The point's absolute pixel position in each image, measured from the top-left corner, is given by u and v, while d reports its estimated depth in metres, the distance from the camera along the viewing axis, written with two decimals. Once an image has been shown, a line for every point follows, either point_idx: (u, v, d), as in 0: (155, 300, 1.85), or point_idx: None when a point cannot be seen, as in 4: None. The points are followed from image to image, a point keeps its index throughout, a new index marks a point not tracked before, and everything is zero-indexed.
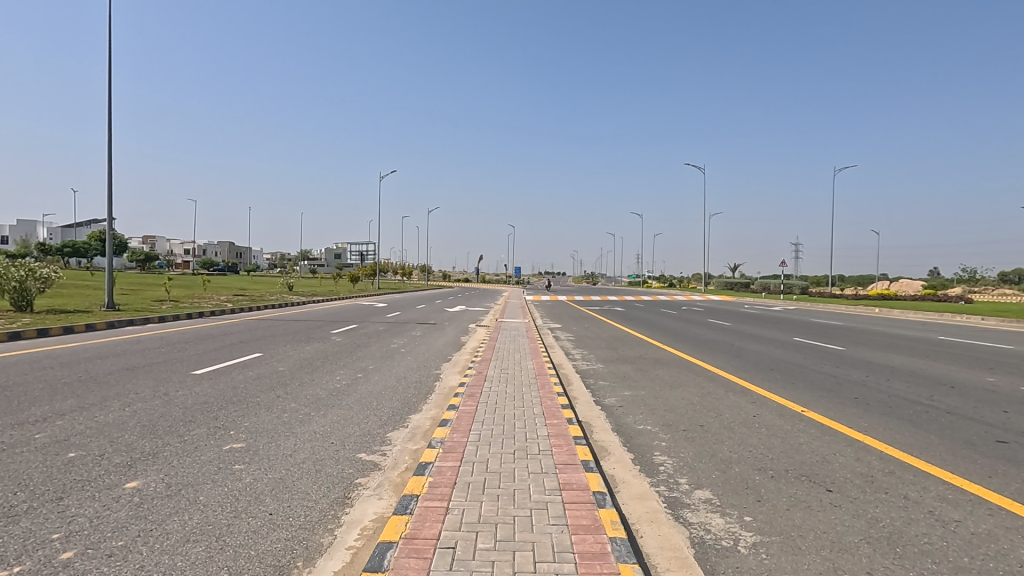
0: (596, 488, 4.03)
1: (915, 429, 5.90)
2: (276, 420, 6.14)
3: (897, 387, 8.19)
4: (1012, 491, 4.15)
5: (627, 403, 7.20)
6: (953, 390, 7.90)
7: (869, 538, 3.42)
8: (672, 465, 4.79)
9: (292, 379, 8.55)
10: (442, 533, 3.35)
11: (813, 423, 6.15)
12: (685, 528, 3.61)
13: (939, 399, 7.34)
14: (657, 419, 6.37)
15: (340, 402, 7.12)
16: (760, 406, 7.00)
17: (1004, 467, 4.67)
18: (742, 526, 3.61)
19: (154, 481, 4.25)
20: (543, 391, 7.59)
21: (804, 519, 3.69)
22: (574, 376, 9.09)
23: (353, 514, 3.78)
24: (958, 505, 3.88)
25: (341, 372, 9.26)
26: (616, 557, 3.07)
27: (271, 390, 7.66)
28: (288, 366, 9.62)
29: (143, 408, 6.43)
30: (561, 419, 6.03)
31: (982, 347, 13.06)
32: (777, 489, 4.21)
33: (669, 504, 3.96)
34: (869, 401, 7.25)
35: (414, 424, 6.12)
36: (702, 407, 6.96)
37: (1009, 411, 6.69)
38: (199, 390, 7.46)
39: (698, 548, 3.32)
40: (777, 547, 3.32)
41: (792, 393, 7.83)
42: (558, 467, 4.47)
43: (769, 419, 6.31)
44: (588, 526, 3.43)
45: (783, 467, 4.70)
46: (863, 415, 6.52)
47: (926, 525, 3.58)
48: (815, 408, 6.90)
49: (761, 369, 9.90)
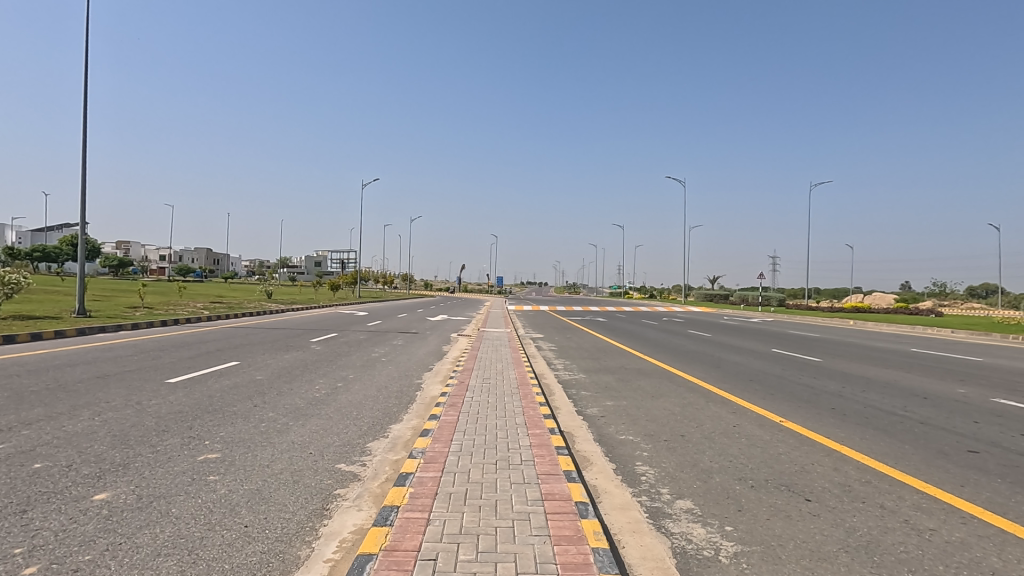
0: (579, 499, 4.01)
1: (891, 439, 6.01)
2: (253, 430, 6.02)
3: (870, 397, 8.39)
4: (984, 499, 4.24)
5: (609, 413, 7.25)
6: (926, 401, 8.09)
7: (847, 547, 3.46)
8: (654, 475, 4.81)
9: (270, 388, 8.40)
10: (422, 544, 3.30)
11: (790, 432, 6.25)
12: (667, 537, 3.61)
13: (912, 409, 7.51)
14: (638, 429, 6.40)
15: (320, 412, 7.01)
16: (739, 416, 7.08)
17: (975, 476, 4.78)
18: (723, 536, 3.62)
19: (124, 492, 4.12)
20: (525, 400, 7.60)
21: (784, 528, 3.72)
22: (556, 387, 9.11)
23: (331, 525, 3.71)
24: (932, 513, 3.96)
25: (321, 381, 9.14)
26: (598, 568, 3.06)
27: (249, 400, 7.50)
28: (267, 375, 9.46)
29: (113, 418, 6.21)
30: (544, 429, 6.02)
31: (952, 359, 13.53)
32: (757, 499, 4.25)
33: (651, 514, 3.96)
34: (846, 412, 7.35)
35: (395, 434, 6.06)
36: (683, 417, 7.00)
37: (979, 421, 6.86)
38: (173, 399, 7.27)
39: (680, 559, 3.31)
40: (758, 557, 3.33)
41: (770, 403, 7.92)
42: (540, 478, 4.44)
43: (749, 429, 6.39)
44: (569, 537, 3.40)
45: (763, 477, 4.74)
46: (840, 425, 6.62)
47: (902, 534, 3.63)
48: (793, 417, 7.00)
49: (740, 379, 10.02)
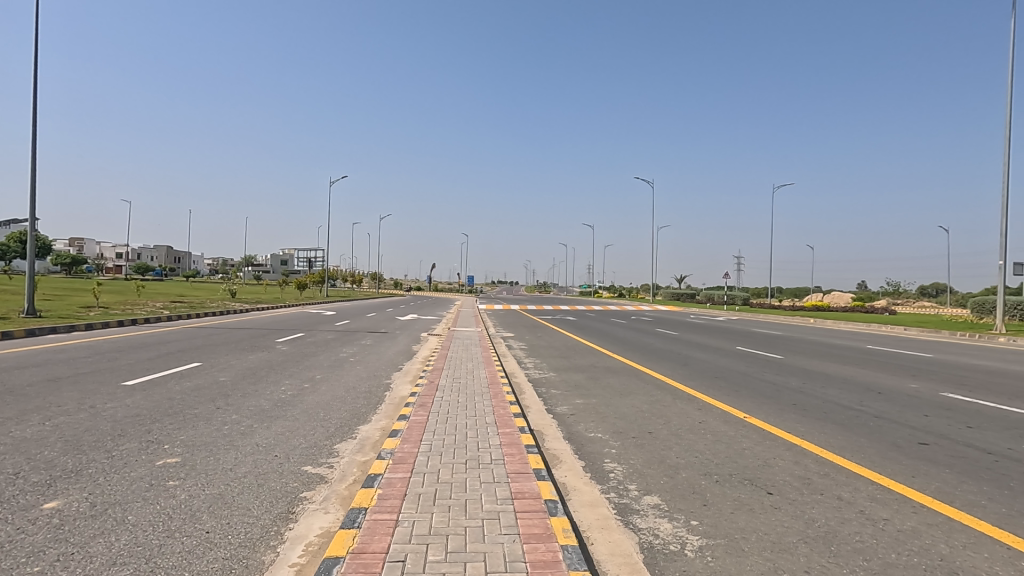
0: (548, 497, 4.04)
1: (849, 432, 6.23)
2: (215, 433, 5.84)
3: (829, 393, 8.67)
4: (933, 489, 4.44)
5: (579, 411, 7.30)
6: (881, 396, 8.42)
7: (806, 538, 3.58)
8: (622, 471, 4.87)
9: (233, 389, 8.16)
10: (391, 546, 3.27)
11: (754, 428, 6.42)
12: (634, 533, 3.66)
13: (868, 404, 7.80)
14: (607, 426, 6.47)
15: (286, 413, 6.86)
16: (705, 412, 7.23)
17: (925, 467, 5.00)
18: (688, 530, 3.69)
19: (77, 500, 3.95)
20: (495, 399, 7.59)
21: (747, 521, 3.82)
22: (526, 386, 9.12)
23: (297, 529, 3.64)
24: (886, 504, 4.12)
25: (287, 382, 8.92)
26: (567, 565, 3.08)
27: (211, 402, 7.28)
28: (230, 376, 9.19)
29: (65, 423, 5.95)
30: (514, 428, 6.03)
31: (905, 355, 14.11)
32: (721, 493, 4.35)
33: (619, 510, 4.02)
34: (807, 407, 7.59)
35: (363, 435, 5.97)
36: (651, 414, 7.10)
37: (929, 414, 7.17)
38: (131, 402, 7.00)
39: (647, 554, 3.37)
40: (722, 550, 3.41)
41: (735, 400, 8.12)
42: (510, 476, 4.45)
43: (714, 425, 6.53)
44: (539, 535, 3.42)
45: (727, 472, 4.85)
46: (800, 420, 6.83)
47: (858, 524, 3.77)
48: (756, 413, 7.19)
49: (706, 377, 10.24)
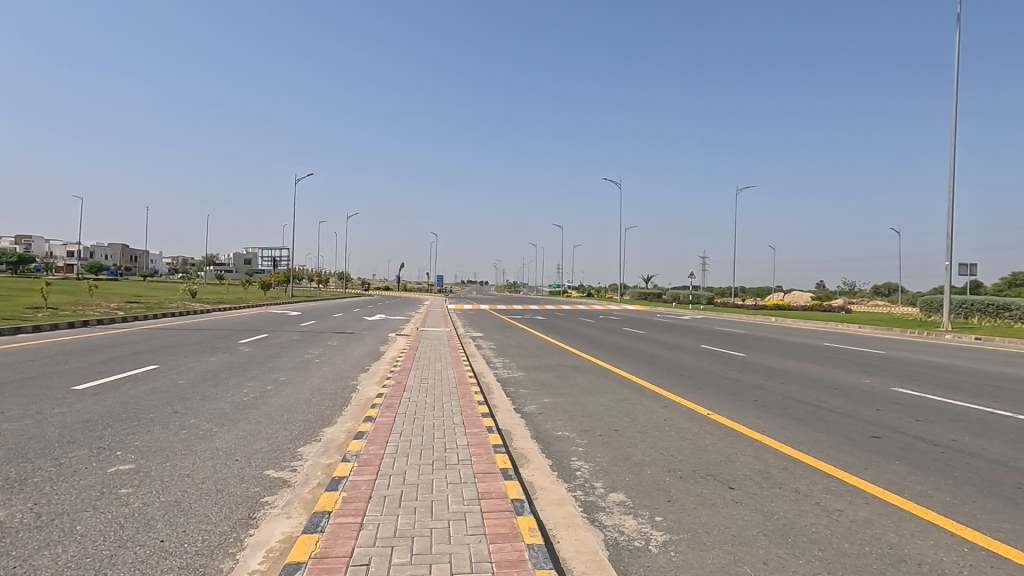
0: (515, 496, 4.04)
1: (806, 427, 6.44)
2: (173, 438, 5.65)
3: (789, 389, 8.94)
4: (884, 480, 4.63)
5: (547, 410, 7.33)
6: (837, 391, 8.73)
7: (765, 530, 3.67)
8: (588, 469, 4.91)
9: (192, 393, 7.90)
10: (355, 549, 3.22)
11: (716, 424, 6.57)
12: (600, 530, 3.70)
13: (825, 399, 8.08)
14: (575, 425, 6.52)
15: (247, 416, 6.67)
16: (670, 410, 7.36)
17: (877, 460, 5.20)
18: (652, 526, 3.75)
19: (21, 511, 3.76)
20: (463, 400, 7.55)
21: (709, 515, 3.91)
22: (495, 385, 9.10)
23: (258, 535, 3.55)
24: (840, 495, 4.28)
25: (250, 385, 8.68)
26: (533, 564, 3.09)
27: (168, 406, 7.03)
28: (189, 379, 8.90)
29: (9, 430, 5.66)
30: (481, 428, 6.01)
31: (860, 352, 14.67)
32: (685, 489, 4.43)
33: (585, 508, 4.05)
34: (767, 404, 7.81)
35: (328, 438, 5.86)
36: (618, 412, 7.19)
37: (882, 409, 7.47)
38: (81, 407, 6.70)
39: (612, 550, 3.40)
40: (684, 544, 3.48)
41: (699, 397, 8.30)
42: (477, 476, 4.44)
43: (679, 422, 6.66)
44: (505, 534, 3.42)
45: (691, 468, 4.95)
46: (761, 416, 7.02)
47: (814, 516, 3.90)
48: (719, 410, 7.36)
49: (671, 375, 10.43)
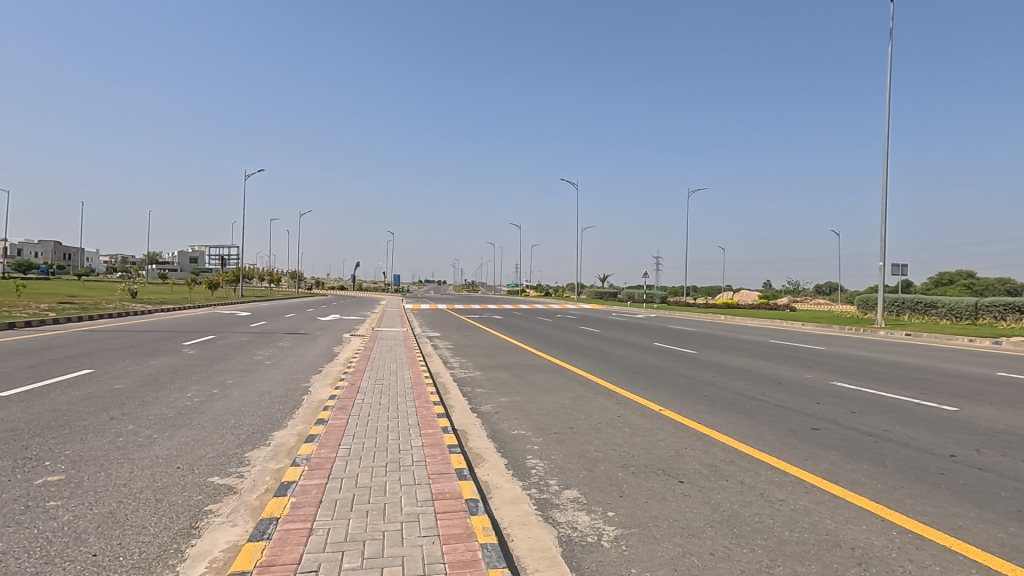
0: (469, 496, 4.02)
1: (752, 421, 6.69)
2: (108, 446, 5.35)
3: (736, 385, 9.27)
4: (822, 470, 4.86)
5: (503, 409, 7.34)
6: (781, 386, 9.11)
7: (712, 522, 3.79)
8: (543, 467, 4.95)
9: (131, 398, 7.51)
10: (304, 556, 3.13)
11: (668, 420, 6.74)
12: (553, 527, 3.73)
13: (769, 394, 8.42)
14: (531, 423, 6.55)
15: (190, 422, 6.39)
16: (624, 406, 7.50)
17: (816, 450, 5.46)
18: (605, 521, 3.81)
19: None
20: (419, 400, 7.46)
21: (659, 509, 4.01)
22: (451, 385, 9.04)
23: (200, 545, 3.41)
24: (782, 485, 4.46)
25: (194, 388, 8.32)
26: (486, 563, 3.09)
27: (104, 412, 6.65)
28: (127, 383, 8.44)
29: None
30: (437, 428, 5.96)
31: (802, 348, 15.37)
32: (637, 484, 4.53)
33: (539, 506, 4.08)
34: (716, 399, 8.08)
35: (277, 442, 5.68)
36: (573, 410, 7.27)
37: (822, 402, 7.84)
38: (6, 416, 6.26)
39: (566, 547, 3.44)
40: (636, 538, 3.54)
41: (651, 393, 8.49)
42: (431, 477, 4.40)
43: (632, 419, 6.80)
44: (458, 535, 3.40)
45: (643, 463, 5.06)
46: (710, 411, 7.25)
47: (758, 506, 4.05)
48: (670, 406, 7.56)
49: (626, 372, 10.64)
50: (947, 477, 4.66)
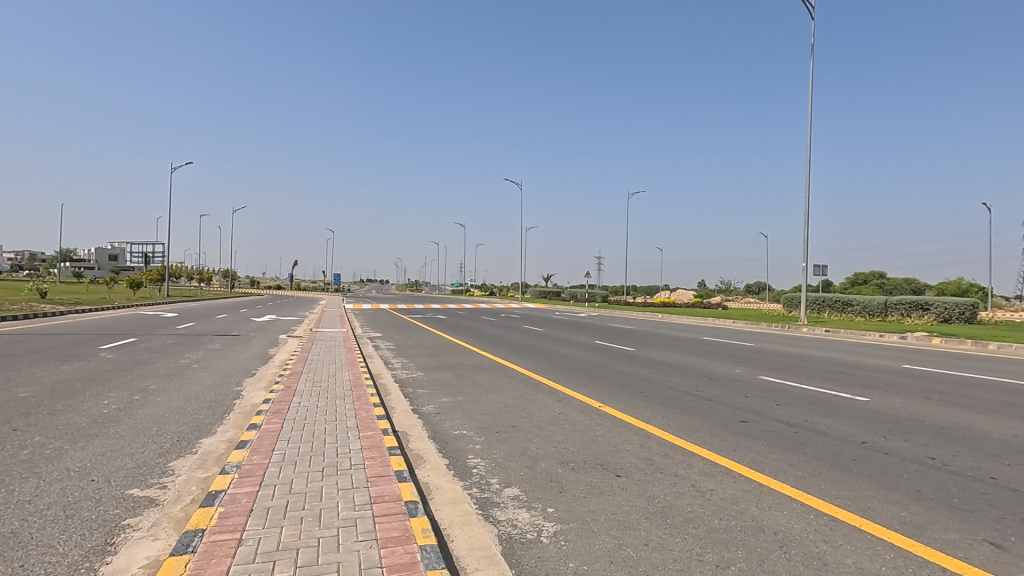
0: (409, 498, 3.97)
1: (686, 415, 6.97)
2: (10, 460, 4.90)
3: (672, 380, 9.63)
4: (749, 460, 5.13)
5: (444, 409, 7.29)
6: (712, 381, 9.54)
7: (647, 513, 3.93)
8: (484, 466, 4.95)
9: (39, 406, 6.92)
10: (232, 568, 2.99)
11: (607, 416, 6.91)
12: (494, 526, 3.74)
13: (702, 389, 8.80)
14: (473, 423, 6.54)
15: (107, 431, 5.96)
16: (565, 404, 7.63)
17: (744, 441, 5.75)
18: (544, 517, 3.86)
19: None
20: (358, 402, 7.28)
21: (597, 503, 4.11)
22: (392, 386, 8.88)
23: (117, 562, 3.18)
24: (712, 476, 4.68)
25: (111, 395, 7.76)
26: (425, 565, 3.06)
27: (6, 423, 6.09)
28: (34, 391, 7.77)
29: None
30: (376, 430, 5.84)
31: (733, 344, 16.17)
32: (576, 479, 4.62)
33: (480, 505, 4.08)
34: (653, 394, 8.36)
35: (205, 450, 5.39)
36: (515, 408, 7.32)
37: (749, 396, 8.27)
38: None
39: (505, 545, 3.46)
40: (574, 533, 3.61)
41: (591, 390, 8.68)
42: (369, 480, 4.31)
43: (573, 415, 6.92)
44: (397, 538, 3.35)
45: (582, 459, 5.16)
46: (647, 406, 7.49)
47: (689, 496, 4.23)
48: (609, 402, 7.76)
49: (567, 370, 10.82)
50: (858, 462, 5.04)
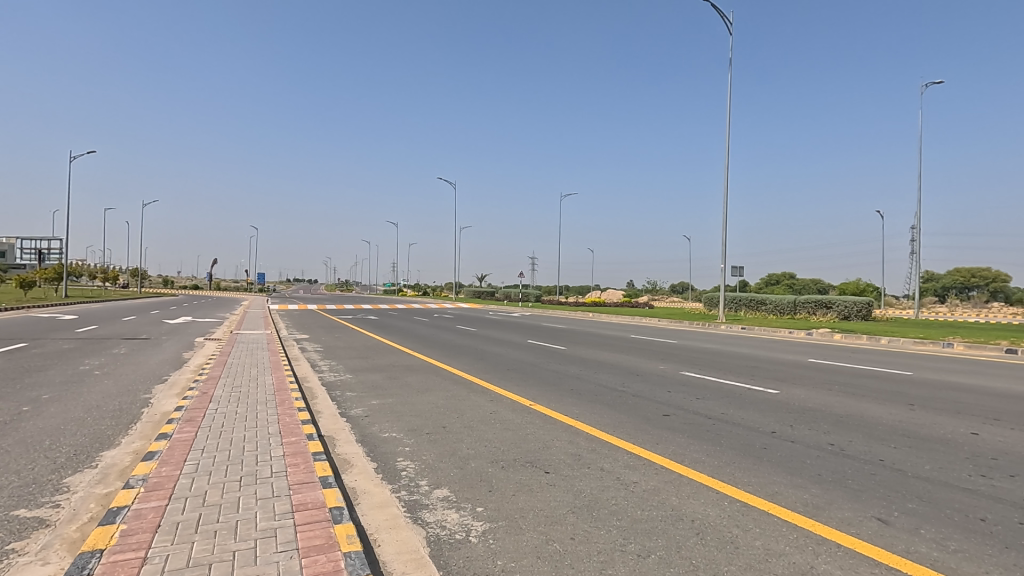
0: (334, 504, 3.84)
1: (613, 411, 7.19)
2: None
3: (600, 378, 9.90)
4: (671, 452, 5.37)
5: (374, 412, 7.12)
6: (638, 377, 9.90)
7: (574, 508, 4.01)
8: (414, 468, 4.88)
9: None
10: None
11: (537, 414, 7.01)
12: (422, 528, 3.69)
13: (629, 385, 9.10)
14: (403, 425, 6.43)
15: None
16: (497, 403, 7.66)
17: (666, 434, 6.01)
18: (473, 517, 3.86)
19: None
20: (281, 407, 6.96)
21: (526, 500, 4.15)
22: (319, 389, 8.57)
23: None
24: (636, 468, 4.86)
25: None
26: (349, 573, 2.97)
27: None
28: None
29: None
30: (300, 436, 5.60)
31: (658, 342, 16.86)
32: (506, 478, 4.65)
33: (408, 508, 4.01)
34: (582, 391, 8.56)
35: (106, 463, 4.96)
36: (446, 409, 7.27)
37: (672, 391, 8.65)
38: None
39: (433, 547, 3.42)
40: (502, 531, 3.63)
41: (523, 389, 8.77)
42: (291, 488, 4.13)
43: (504, 415, 6.96)
44: (319, 546, 3.23)
45: (512, 457, 5.20)
46: (576, 403, 7.66)
47: (614, 489, 4.37)
48: (540, 400, 7.87)
49: (499, 369, 10.87)
50: (768, 450, 5.39)
